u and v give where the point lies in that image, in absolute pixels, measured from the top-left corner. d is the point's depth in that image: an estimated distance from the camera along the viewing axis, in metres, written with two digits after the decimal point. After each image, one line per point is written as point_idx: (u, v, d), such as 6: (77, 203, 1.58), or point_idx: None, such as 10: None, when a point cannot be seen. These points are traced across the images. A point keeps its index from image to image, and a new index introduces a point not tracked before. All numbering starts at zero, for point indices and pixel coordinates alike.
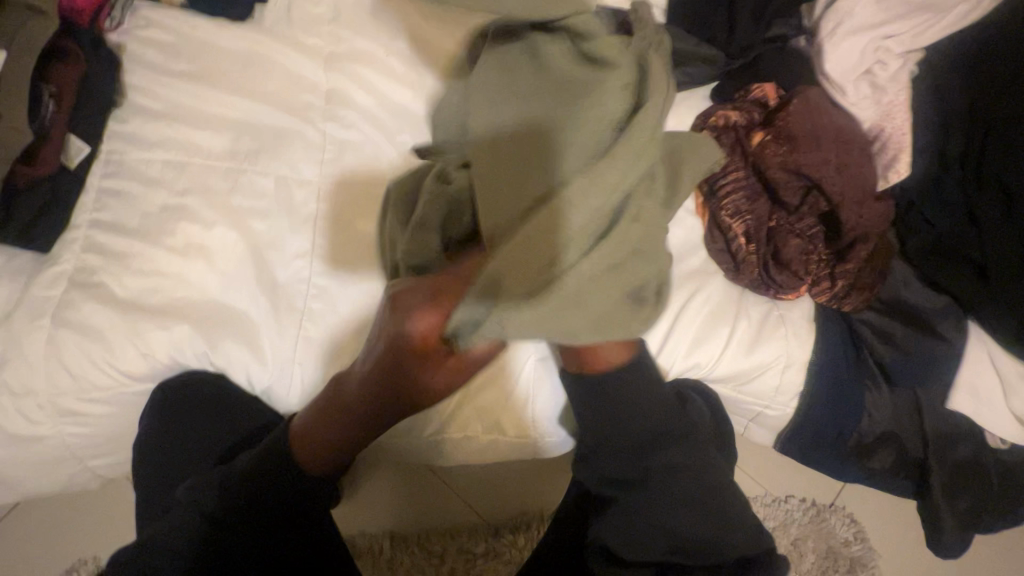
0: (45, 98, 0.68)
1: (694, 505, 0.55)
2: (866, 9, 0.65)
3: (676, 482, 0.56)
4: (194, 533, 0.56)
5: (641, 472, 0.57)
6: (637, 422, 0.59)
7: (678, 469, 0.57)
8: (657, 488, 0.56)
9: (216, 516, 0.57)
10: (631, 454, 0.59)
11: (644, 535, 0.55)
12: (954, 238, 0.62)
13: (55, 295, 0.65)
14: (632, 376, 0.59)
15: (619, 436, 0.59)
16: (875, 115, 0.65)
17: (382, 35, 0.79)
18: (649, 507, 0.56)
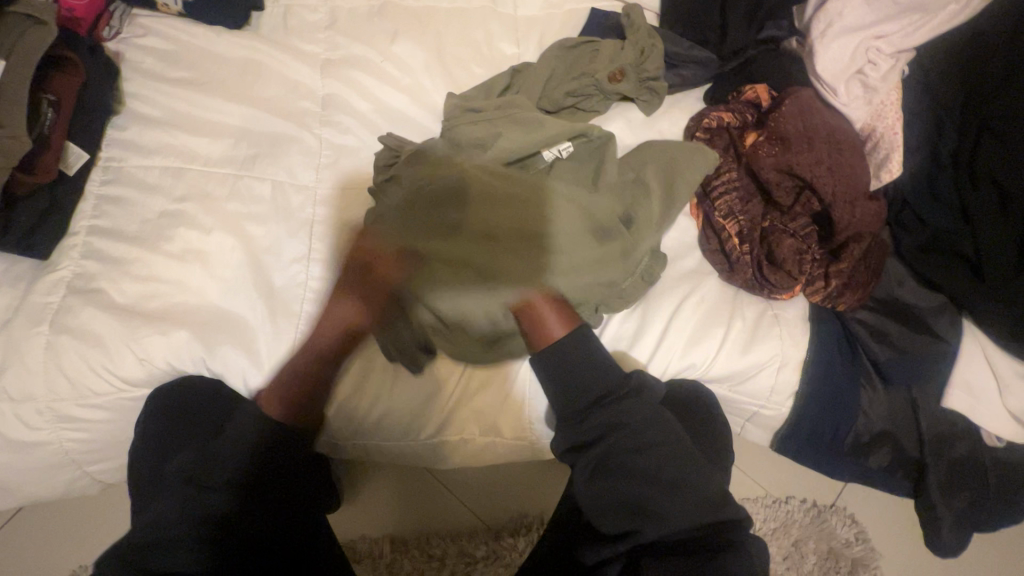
0: (44, 106, 0.68)
1: (662, 474, 0.53)
2: (856, 11, 0.65)
3: (636, 448, 0.53)
4: (184, 507, 0.53)
5: (602, 445, 0.54)
6: (584, 384, 0.56)
7: (642, 432, 0.54)
8: (615, 454, 0.53)
9: (204, 484, 0.54)
10: (583, 416, 0.55)
11: (608, 504, 0.53)
12: (947, 237, 0.62)
13: (54, 301, 0.66)
14: (580, 350, 0.57)
15: (573, 403, 0.56)
16: (867, 115, 0.66)
17: (377, 41, 0.79)
18: (614, 482, 0.53)
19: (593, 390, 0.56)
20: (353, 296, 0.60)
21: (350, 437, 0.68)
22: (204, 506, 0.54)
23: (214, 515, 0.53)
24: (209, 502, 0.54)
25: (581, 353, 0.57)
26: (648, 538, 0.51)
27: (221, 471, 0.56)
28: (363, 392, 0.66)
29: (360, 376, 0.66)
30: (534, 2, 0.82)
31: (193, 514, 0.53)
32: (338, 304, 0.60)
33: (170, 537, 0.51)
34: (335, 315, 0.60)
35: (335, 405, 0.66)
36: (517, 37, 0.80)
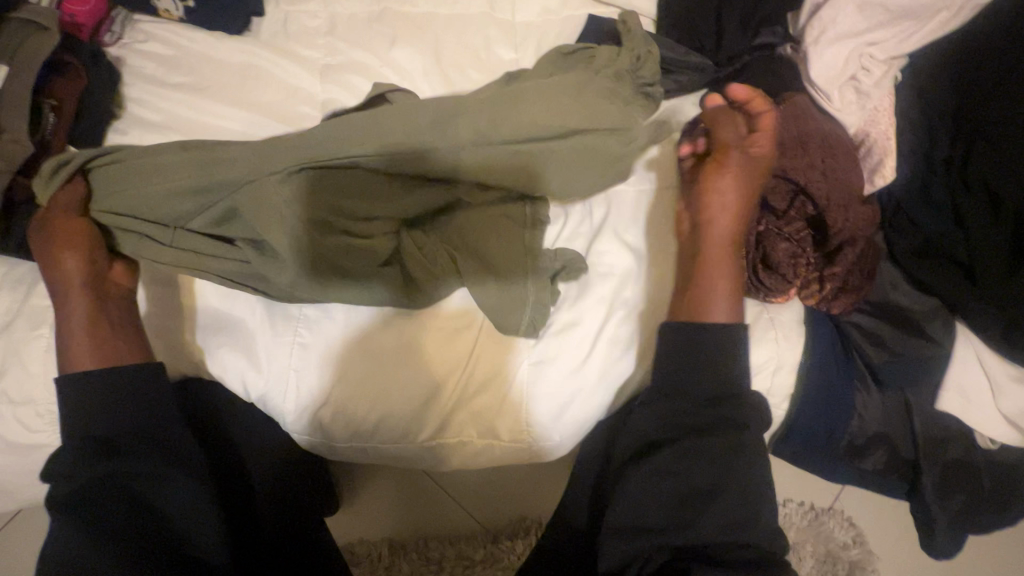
0: (45, 109, 0.69)
1: (735, 481, 0.53)
2: (850, 18, 0.66)
3: (721, 456, 0.54)
4: (104, 509, 0.50)
5: (689, 442, 0.55)
6: (698, 386, 0.56)
7: (735, 440, 0.54)
8: (699, 455, 0.54)
9: (113, 475, 0.52)
10: (686, 409, 0.56)
11: (667, 500, 0.54)
12: (941, 240, 0.63)
13: (54, 304, 0.66)
14: (728, 335, 0.57)
15: (682, 396, 0.56)
16: (860, 120, 0.66)
17: (377, 47, 0.80)
18: (682, 477, 0.54)
19: (701, 388, 0.56)
20: (64, 254, 0.60)
21: (348, 440, 0.68)
22: (127, 496, 0.52)
23: (141, 502, 0.52)
24: (135, 492, 0.52)
25: (711, 353, 0.57)
26: (699, 540, 0.52)
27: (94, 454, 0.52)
28: (360, 394, 0.66)
29: (359, 378, 0.66)
30: (532, 9, 0.83)
31: (119, 509, 0.51)
32: (64, 266, 0.60)
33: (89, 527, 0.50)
34: (70, 267, 0.60)
35: (334, 408, 0.66)
36: (515, 43, 0.81)
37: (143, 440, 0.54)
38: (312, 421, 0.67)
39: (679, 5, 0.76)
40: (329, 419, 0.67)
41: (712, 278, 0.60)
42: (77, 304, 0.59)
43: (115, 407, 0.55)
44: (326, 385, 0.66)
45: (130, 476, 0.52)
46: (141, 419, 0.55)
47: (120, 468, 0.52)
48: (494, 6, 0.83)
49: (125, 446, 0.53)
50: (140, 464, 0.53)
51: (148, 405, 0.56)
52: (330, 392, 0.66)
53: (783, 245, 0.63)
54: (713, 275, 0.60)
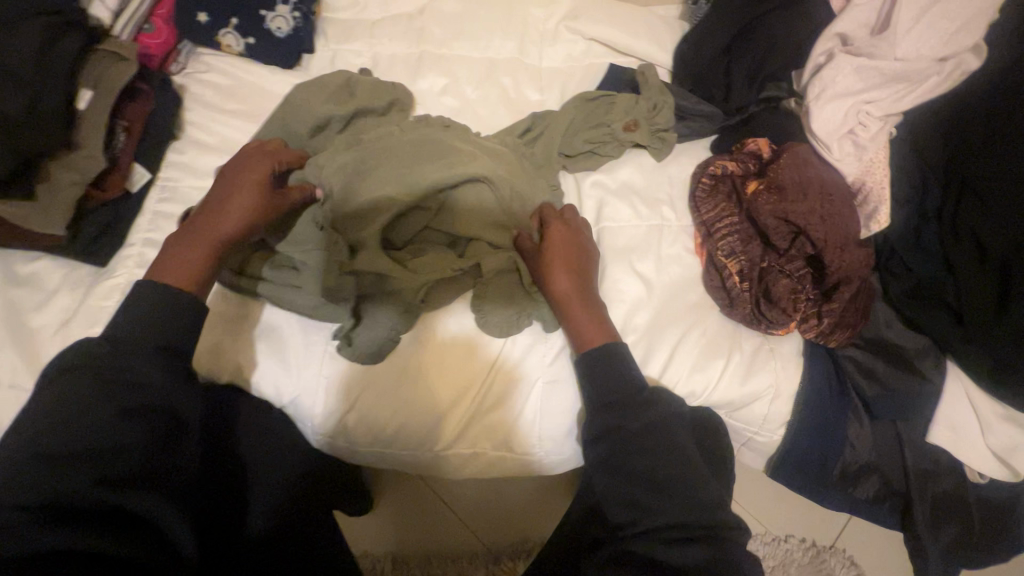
0: (118, 130, 0.77)
1: (672, 472, 0.55)
2: (848, 77, 0.71)
3: (645, 447, 0.56)
4: (123, 429, 0.48)
5: (617, 433, 0.57)
6: (616, 381, 0.60)
7: (650, 429, 0.57)
8: (624, 450, 0.56)
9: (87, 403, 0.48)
10: (596, 410, 0.59)
11: (614, 496, 0.56)
12: (931, 285, 0.67)
13: (108, 305, 0.73)
14: (615, 356, 0.61)
15: (599, 394, 0.60)
16: (857, 170, 0.71)
17: (412, 86, 0.88)
18: (623, 472, 0.56)
19: (615, 386, 0.60)
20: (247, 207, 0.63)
21: (368, 444, 0.73)
22: (124, 415, 0.48)
23: (108, 396, 0.48)
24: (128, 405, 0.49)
25: (618, 366, 0.61)
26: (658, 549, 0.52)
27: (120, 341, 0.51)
28: (384, 402, 0.71)
29: (381, 388, 0.71)
30: (558, 57, 0.91)
31: (135, 431, 0.49)
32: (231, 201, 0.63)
33: (81, 407, 0.48)
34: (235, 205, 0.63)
35: (359, 414, 0.71)
36: (541, 87, 0.89)
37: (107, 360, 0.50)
38: (338, 426, 0.72)
39: (692, 59, 0.83)
40: (353, 424, 0.71)
41: (573, 315, 0.65)
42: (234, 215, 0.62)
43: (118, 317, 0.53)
44: (351, 394, 0.71)
45: (101, 375, 0.49)
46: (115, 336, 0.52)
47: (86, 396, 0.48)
48: (522, 53, 0.91)
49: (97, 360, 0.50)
50: (114, 361, 0.50)
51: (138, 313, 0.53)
52: (356, 399, 0.71)
53: (571, 287, 0.66)
54: (572, 304, 0.65)
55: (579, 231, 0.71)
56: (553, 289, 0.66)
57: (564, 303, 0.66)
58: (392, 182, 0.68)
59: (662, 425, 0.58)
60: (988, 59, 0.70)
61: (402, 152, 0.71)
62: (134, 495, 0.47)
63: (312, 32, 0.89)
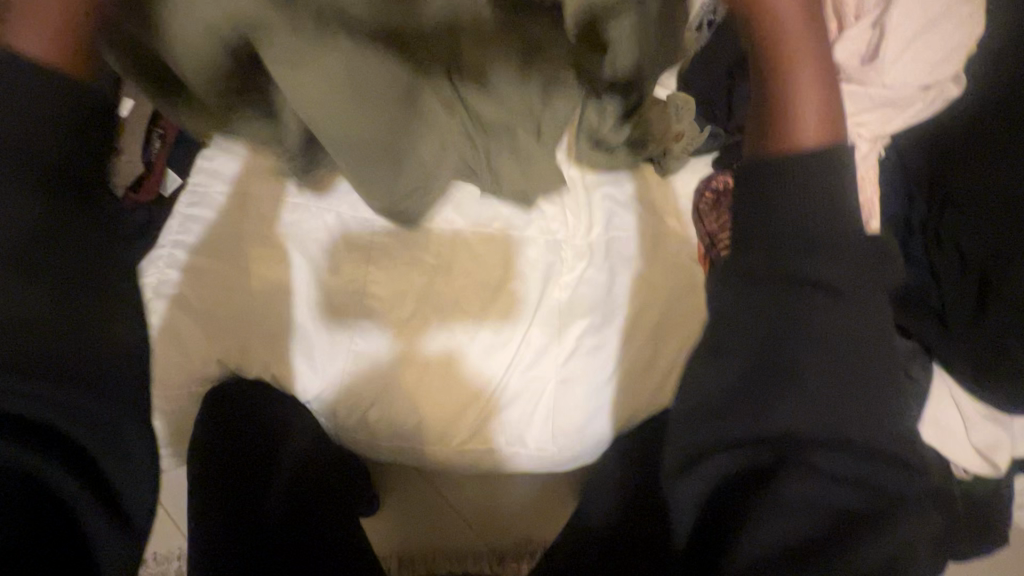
0: (154, 137, 0.81)
1: (836, 393, 0.58)
2: (840, 102, 0.76)
3: (840, 350, 0.59)
4: (17, 389, 0.46)
5: (790, 353, 0.59)
6: (799, 301, 0.59)
7: (802, 327, 0.59)
8: (800, 351, 0.59)
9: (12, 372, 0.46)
10: (765, 336, 0.60)
11: (813, 413, 0.58)
12: (918, 292, 0.73)
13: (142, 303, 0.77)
14: (819, 163, 0.60)
15: (763, 327, 0.60)
16: (849, 188, 0.77)
17: None
18: (812, 399, 0.58)
19: (821, 272, 0.58)
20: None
21: (388, 438, 0.76)
22: (90, 366, 0.49)
23: (50, 327, 0.47)
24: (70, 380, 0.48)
25: (831, 236, 0.59)
26: (785, 483, 0.56)
27: (78, 295, 0.49)
28: (406, 398, 0.75)
29: (402, 385, 0.75)
30: None
31: (103, 393, 0.50)
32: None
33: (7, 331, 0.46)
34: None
35: (382, 408, 0.75)
36: None
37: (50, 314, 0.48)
38: (362, 420, 0.75)
39: None
40: (376, 418, 0.75)
41: (800, 111, 0.64)
42: (50, 14, 0.48)
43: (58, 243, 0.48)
44: (375, 389, 0.75)
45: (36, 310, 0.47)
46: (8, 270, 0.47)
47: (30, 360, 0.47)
48: None
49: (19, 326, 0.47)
50: (57, 298, 0.48)
51: (71, 240, 0.49)
52: (379, 394, 0.75)
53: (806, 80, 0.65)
54: (782, 102, 0.63)
55: (801, 64, 0.65)
56: (796, 79, 0.65)
57: (783, 102, 0.64)
58: (360, 94, 0.58)
59: (854, 341, 0.59)
60: (970, 85, 0.75)
61: (350, 89, 0.58)
62: (62, 463, 0.48)
63: None
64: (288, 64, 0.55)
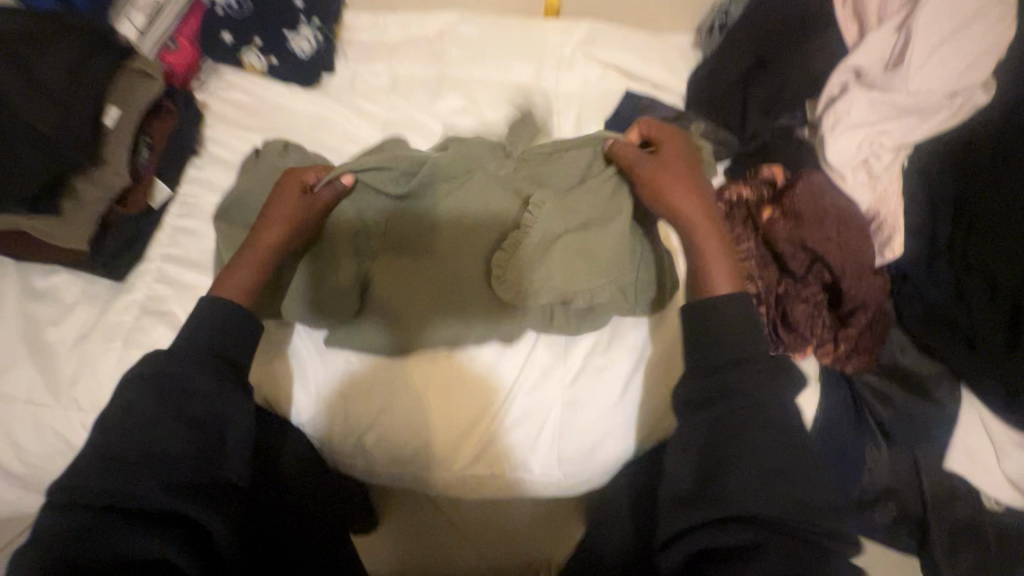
0: (142, 147, 0.77)
1: (773, 450, 0.52)
2: (861, 110, 0.73)
3: (764, 424, 0.53)
4: (133, 490, 0.49)
5: (728, 418, 0.53)
6: (723, 343, 0.56)
7: (771, 428, 0.53)
8: (743, 426, 0.53)
9: (147, 466, 0.51)
10: (707, 372, 0.56)
11: (690, 471, 0.53)
12: (945, 312, 0.68)
13: (128, 320, 0.73)
14: (731, 301, 0.58)
15: (715, 359, 0.56)
16: (871, 200, 0.73)
17: (430, 107, 0.89)
18: (732, 466, 0.51)
19: (733, 344, 0.56)
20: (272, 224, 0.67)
21: (387, 464, 0.72)
22: (193, 431, 0.53)
23: (200, 423, 0.54)
24: (198, 444, 0.53)
25: (733, 316, 0.58)
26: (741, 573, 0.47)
27: (209, 367, 0.56)
28: (404, 422, 0.71)
29: (400, 409, 0.71)
30: (574, 81, 0.93)
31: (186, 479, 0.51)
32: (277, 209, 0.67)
33: (149, 430, 0.52)
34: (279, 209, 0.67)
35: (379, 433, 0.71)
36: (558, 110, 0.91)
37: (179, 402, 0.54)
38: (358, 445, 0.72)
39: (708, 87, 0.85)
40: (373, 443, 0.71)
41: (682, 210, 0.66)
42: (244, 275, 0.65)
43: (180, 357, 0.56)
44: (373, 415, 0.71)
45: (194, 406, 0.54)
46: (172, 362, 0.56)
47: (168, 452, 0.52)
48: (539, 76, 0.93)
49: (145, 422, 0.53)
50: (187, 375, 0.55)
51: (203, 341, 0.58)
52: (377, 418, 0.71)
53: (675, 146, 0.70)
54: (686, 212, 0.65)
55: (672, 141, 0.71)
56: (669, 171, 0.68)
57: (697, 231, 0.65)
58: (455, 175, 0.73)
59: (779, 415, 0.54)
60: (995, 95, 0.72)
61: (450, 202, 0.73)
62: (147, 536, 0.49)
63: (333, 53, 0.91)
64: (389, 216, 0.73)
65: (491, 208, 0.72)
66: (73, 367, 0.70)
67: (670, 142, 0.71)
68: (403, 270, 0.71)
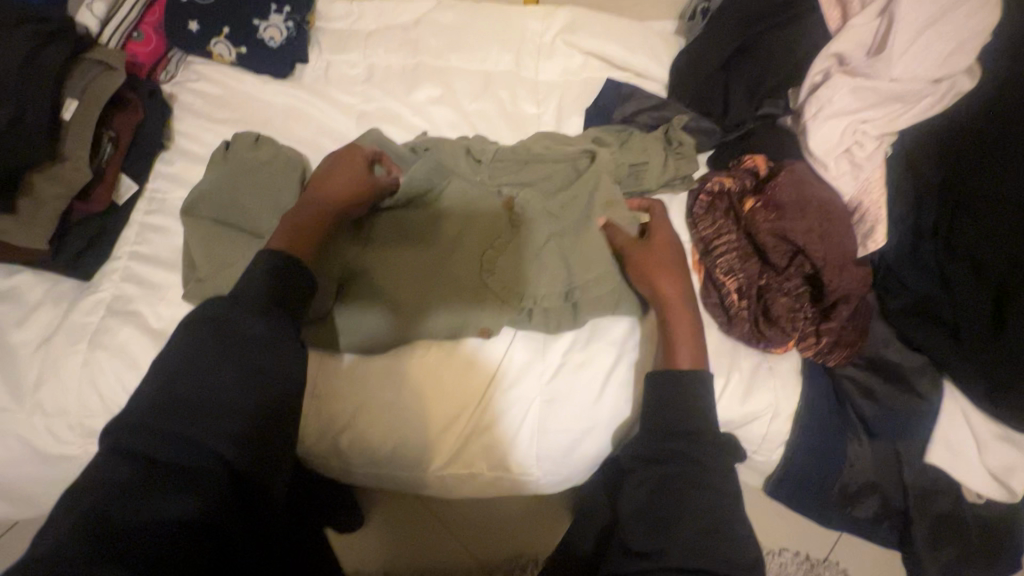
0: (104, 141, 0.74)
1: (708, 490, 0.53)
2: (845, 97, 0.71)
3: (702, 467, 0.55)
4: (189, 444, 0.42)
5: (673, 459, 0.56)
6: (683, 402, 0.59)
7: (706, 481, 0.54)
8: (684, 468, 0.55)
9: (205, 421, 0.43)
10: (660, 424, 0.58)
11: (638, 500, 0.55)
12: (930, 303, 0.67)
13: (93, 321, 0.70)
14: (694, 386, 0.60)
15: (669, 412, 0.58)
16: (854, 189, 0.71)
17: (406, 98, 0.87)
18: (672, 497, 0.53)
19: (686, 402, 0.59)
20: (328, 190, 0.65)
21: (365, 464, 0.71)
22: (244, 381, 0.45)
23: (250, 373, 0.46)
24: (250, 397, 0.45)
25: (691, 392, 0.60)
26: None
27: (271, 323, 0.49)
28: (380, 422, 0.69)
29: (375, 409, 0.69)
30: (555, 70, 0.91)
31: (233, 443, 0.43)
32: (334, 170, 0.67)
33: (208, 379, 0.45)
34: (338, 186, 0.66)
35: (354, 433, 0.69)
36: (538, 99, 0.88)
37: (240, 352, 0.46)
38: (333, 446, 0.70)
39: (691, 74, 0.83)
40: (348, 443, 0.70)
41: (660, 286, 0.66)
42: (295, 226, 0.62)
43: (235, 307, 0.49)
44: (348, 415, 0.69)
45: (252, 357, 0.47)
46: (219, 312, 0.49)
47: (226, 403, 0.44)
48: (519, 65, 0.91)
49: (193, 368, 0.45)
50: (253, 331, 0.48)
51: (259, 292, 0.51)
52: (352, 418, 0.69)
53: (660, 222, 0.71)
54: (672, 316, 0.65)
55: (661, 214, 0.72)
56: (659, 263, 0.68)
57: (667, 310, 0.66)
58: (439, 178, 0.73)
59: (717, 463, 0.56)
60: (981, 81, 0.71)
61: (432, 207, 0.72)
62: (176, 500, 0.40)
63: (306, 42, 0.88)
64: (365, 225, 0.71)
65: (477, 212, 0.72)
66: (37, 370, 0.68)
67: (659, 216, 0.72)
68: (389, 271, 0.69)
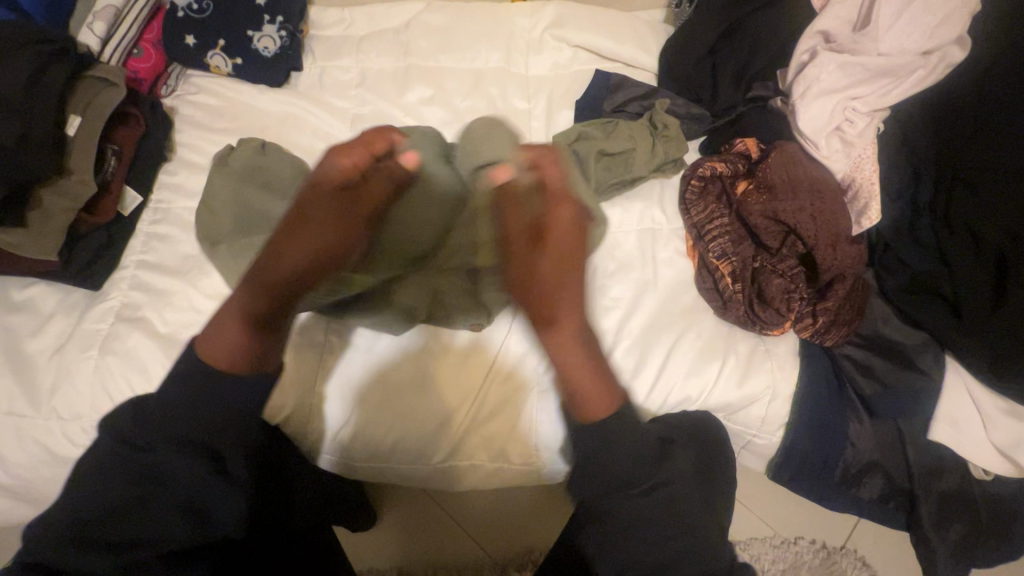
0: (108, 156, 0.77)
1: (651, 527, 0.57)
2: (833, 75, 0.70)
3: (646, 507, 0.57)
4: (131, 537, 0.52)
5: (612, 501, 0.58)
6: (622, 450, 0.56)
7: (647, 519, 0.57)
8: (624, 507, 0.57)
9: (135, 527, 0.53)
10: (599, 475, 0.58)
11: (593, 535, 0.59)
12: (928, 279, 0.66)
13: (103, 328, 0.73)
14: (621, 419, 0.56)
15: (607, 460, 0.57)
16: (847, 167, 0.71)
17: (399, 100, 0.88)
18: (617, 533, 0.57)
19: (623, 451, 0.57)
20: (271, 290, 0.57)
21: (366, 460, 0.72)
22: (152, 493, 0.53)
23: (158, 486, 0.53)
24: (173, 507, 0.54)
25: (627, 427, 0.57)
26: None
27: (175, 448, 0.54)
28: (379, 418, 0.70)
29: (375, 404, 0.70)
30: (545, 64, 0.91)
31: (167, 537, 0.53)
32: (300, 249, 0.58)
33: (117, 495, 0.53)
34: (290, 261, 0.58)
35: (355, 429, 0.70)
36: (529, 94, 0.89)
37: (147, 473, 0.53)
38: (334, 443, 0.71)
39: (680, 60, 0.83)
40: (349, 439, 0.71)
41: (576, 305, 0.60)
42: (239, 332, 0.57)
43: (144, 424, 0.55)
44: (348, 412, 0.70)
45: (158, 474, 0.54)
46: (125, 430, 0.55)
47: (158, 518, 0.53)
48: (509, 61, 0.91)
49: (105, 486, 0.53)
50: (157, 449, 0.54)
51: (155, 414, 0.55)
52: (352, 414, 0.70)
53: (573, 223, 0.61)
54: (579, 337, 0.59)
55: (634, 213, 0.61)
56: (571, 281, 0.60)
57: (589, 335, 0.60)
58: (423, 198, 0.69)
59: (658, 501, 0.57)
60: (972, 51, 0.70)
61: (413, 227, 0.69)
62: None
63: (299, 50, 0.90)
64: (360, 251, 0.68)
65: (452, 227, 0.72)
66: (52, 377, 0.71)
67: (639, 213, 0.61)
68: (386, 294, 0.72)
